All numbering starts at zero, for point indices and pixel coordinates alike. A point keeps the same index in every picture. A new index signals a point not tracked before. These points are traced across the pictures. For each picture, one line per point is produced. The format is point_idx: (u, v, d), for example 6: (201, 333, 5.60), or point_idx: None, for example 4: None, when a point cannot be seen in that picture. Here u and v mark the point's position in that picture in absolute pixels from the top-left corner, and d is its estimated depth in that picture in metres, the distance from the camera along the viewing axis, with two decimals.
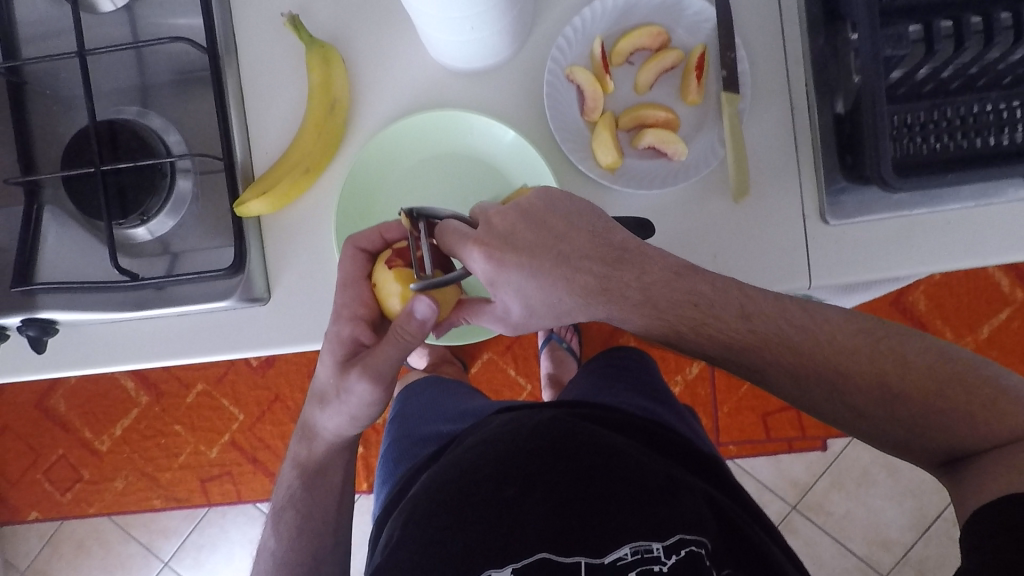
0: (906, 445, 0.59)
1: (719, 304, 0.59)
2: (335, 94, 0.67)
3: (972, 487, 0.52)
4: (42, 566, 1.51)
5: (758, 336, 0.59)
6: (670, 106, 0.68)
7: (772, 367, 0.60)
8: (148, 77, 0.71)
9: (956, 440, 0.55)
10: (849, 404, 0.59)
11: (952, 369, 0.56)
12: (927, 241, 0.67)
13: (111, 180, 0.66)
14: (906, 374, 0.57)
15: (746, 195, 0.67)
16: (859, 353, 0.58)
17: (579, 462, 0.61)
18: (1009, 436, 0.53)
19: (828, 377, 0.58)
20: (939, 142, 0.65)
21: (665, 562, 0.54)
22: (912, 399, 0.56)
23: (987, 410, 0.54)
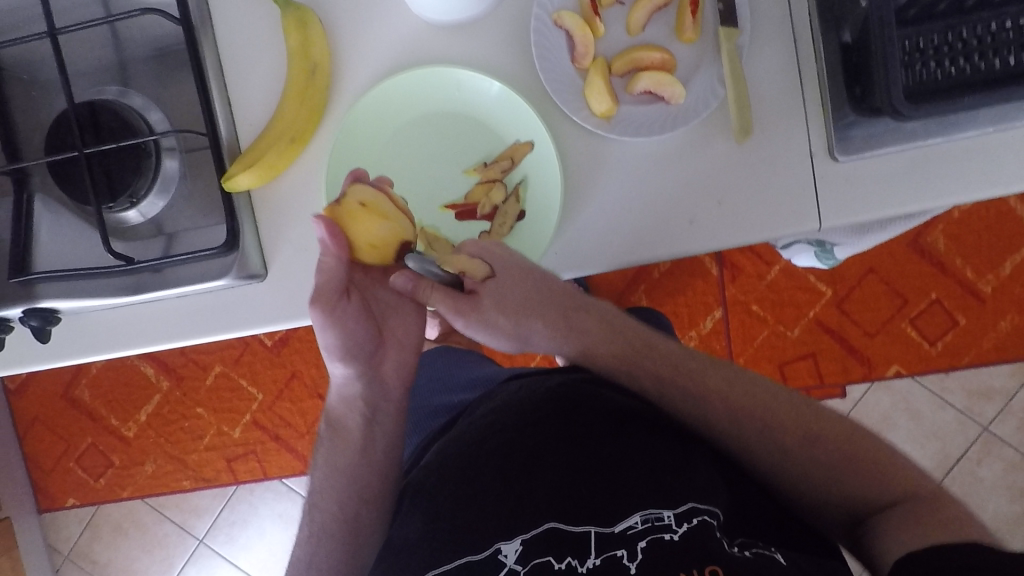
0: (816, 508, 0.59)
1: (660, 354, 0.65)
2: (316, 58, 0.65)
3: (887, 536, 0.53)
4: (84, 548, 1.56)
5: (695, 379, 0.63)
6: (665, 46, 0.64)
7: (711, 400, 0.62)
8: (125, 54, 0.69)
9: (861, 499, 0.57)
10: (777, 447, 0.60)
11: (866, 437, 0.60)
12: (944, 172, 0.63)
13: (97, 163, 0.65)
14: (823, 428, 0.60)
15: (750, 135, 0.64)
16: (784, 405, 0.62)
17: (588, 433, 0.61)
18: (905, 497, 0.56)
19: (755, 419, 0.61)
20: (954, 65, 0.61)
21: (676, 530, 0.52)
22: (832, 450, 0.59)
23: (889, 472, 0.57)
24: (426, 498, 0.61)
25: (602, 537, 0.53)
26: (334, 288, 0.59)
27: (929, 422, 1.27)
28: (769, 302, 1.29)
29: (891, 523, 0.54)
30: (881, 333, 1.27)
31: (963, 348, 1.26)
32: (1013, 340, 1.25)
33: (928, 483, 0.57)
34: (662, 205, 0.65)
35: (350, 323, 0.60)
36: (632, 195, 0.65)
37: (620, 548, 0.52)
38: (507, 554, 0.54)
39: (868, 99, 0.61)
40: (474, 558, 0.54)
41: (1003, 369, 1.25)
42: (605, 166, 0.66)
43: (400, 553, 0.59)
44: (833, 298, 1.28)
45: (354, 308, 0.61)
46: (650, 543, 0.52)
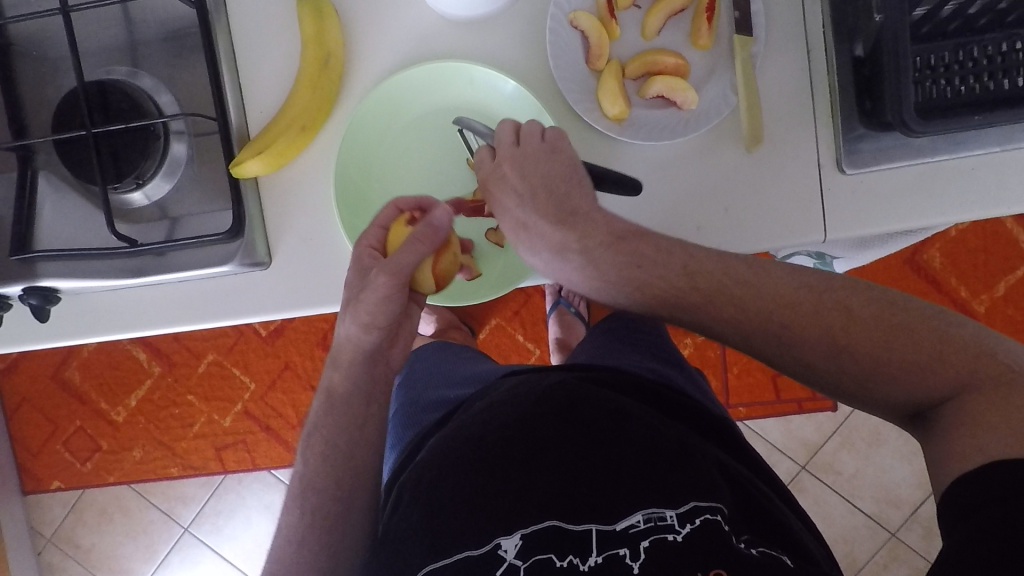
0: (869, 401, 0.55)
1: (663, 265, 0.58)
2: (329, 47, 0.65)
3: (939, 447, 0.49)
4: (67, 532, 1.55)
5: (703, 294, 0.57)
6: (679, 51, 0.65)
7: (721, 323, 0.57)
8: (136, 35, 0.69)
9: (915, 394, 0.52)
10: (800, 359, 0.55)
11: (901, 319, 0.52)
12: (949, 189, 0.64)
13: (104, 143, 0.65)
14: (855, 330, 0.53)
15: (760, 143, 0.64)
16: (802, 304, 0.55)
17: (588, 427, 0.61)
18: (953, 390, 0.50)
19: (771, 329, 0.55)
20: (963, 83, 0.62)
21: (679, 531, 0.52)
22: (866, 351, 0.53)
23: (940, 361, 0.50)
24: (424, 490, 0.60)
25: (603, 536, 0.54)
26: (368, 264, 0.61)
27: None
28: None
29: (948, 424, 0.48)
30: None
31: None
32: None
33: (983, 350, 0.50)
34: (669, 210, 0.65)
35: (397, 305, 0.60)
36: (640, 198, 0.65)
37: (622, 547, 0.53)
38: (506, 549, 0.54)
39: (878, 113, 0.62)
40: (474, 553, 0.54)
41: None
42: (615, 168, 0.66)
43: (399, 546, 0.58)
44: None
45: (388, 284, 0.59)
46: (652, 542, 0.52)
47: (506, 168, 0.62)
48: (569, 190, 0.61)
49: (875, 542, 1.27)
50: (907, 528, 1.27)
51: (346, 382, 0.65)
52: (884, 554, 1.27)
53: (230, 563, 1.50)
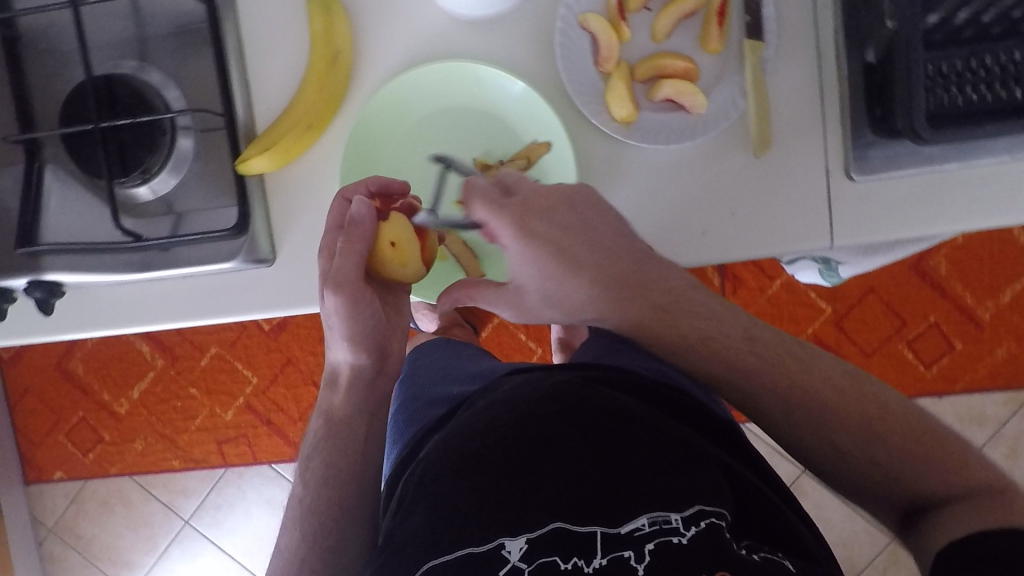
0: (874, 492, 0.58)
1: (723, 326, 0.61)
2: (337, 45, 0.64)
3: (935, 531, 0.52)
4: (68, 523, 1.56)
5: (761, 358, 0.60)
6: (689, 55, 0.64)
7: (766, 392, 0.59)
8: (144, 29, 0.69)
9: (924, 494, 0.55)
10: (834, 445, 0.58)
11: (921, 418, 0.57)
12: (958, 198, 0.63)
13: (111, 137, 0.65)
14: (888, 424, 0.57)
15: (768, 148, 0.64)
16: (845, 391, 0.58)
17: (593, 427, 0.60)
18: (964, 488, 0.54)
19: (817, 408, 0.58)
20: (976, 92, 0.61)
21: (685, 533, 0.51)
22: (894, 446, 0.56)
23: (955, 463, 0.55)
24: (428, 488, 0.60)
25: (608, 538, 0.52)
26: (353, 277, 0.59)
27: None
28: (770, 316, 1.29)
29: (968, 514, 0.51)
30: (876, 352, 1.28)
31: (958, 373, 1.26)
32: (1009, 368, 1.25)
33: (984, 465, 0.55)
34: (675, 213, 0.65)
35: (370, 316, 0.61)
36: (645, 200, 0.65)
37: (627, 550, 0.51)
38: (509, 550, 0.53)
39: (888, 120, 0.61)
40: (475, 552, 0.53)
41: (998, 396, 1.26)
42: (621, 171, 0.65)
43: (399, 544, 0.57)
44: (833, 315, 1.29)
45: (370, 307, 0.61)
46: (658, 545, 0.51)
47: (535, 212, 0.58)
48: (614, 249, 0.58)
49: (875, 548, 1.27)
50: None
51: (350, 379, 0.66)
52: (884, 560, 1.26)
53: (230, 556, 1.51)
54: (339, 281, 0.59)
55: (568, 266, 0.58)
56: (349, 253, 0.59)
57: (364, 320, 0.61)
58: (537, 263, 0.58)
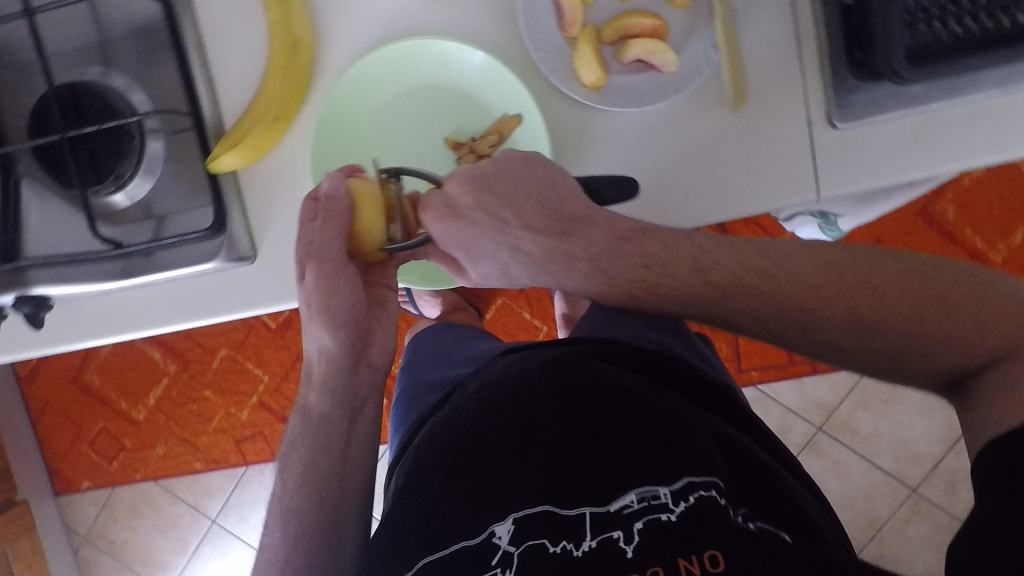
0: (901, 378, 0.55)
1: (675, 259, 0.59)
2: (296, 34, 0.64)
3: (973, 416, 0.49)
4: (100, 529, 1.60)
5: (717, 288, 0.58)
6: (657, 12, 0.62)
7: (740, 314, 0.58)
8: (104, 34, 0.68)
9: (949, 364, 0.52)
10: (831, 347, 0.56)
11: (924, 283, 0.53)
12: (949, 136, 0.61)
13: (81, 146, 0.65)
14: (883, 302, 0.53)
15: (745, 102, 0.62)
16: (822, 288, 0.55)
17: (580, 404, 0.60)
18: (991, 351, 0.49)
19: (796, 318, 0.56)
20: (960, 25, 0.58)
21: (673, 510, 0.50)
22: (895, 334, 0.53)
23: (976, 321, 0.50)
24: (426, 472, 0.60)
25: (597, 519, 0.52)
26: (337, 251, 0.60)
27: None
28: None
29: (993, 390, 0.48)
30: None
31: None
32: None
33: (1013, 310, 0.50)
34: (655, 176, 0.63)
35: (348, 293, 0.62)
36: (624, 166, 0.64)
37: (615, 530, 0.51)
38: (500, 536, 0.53)
39: (868, 63, 0.59)
40: (468, 543, 0.53)
41: None
42: (597, 138, 0.64)
43: (399, 519, 0.58)
44: None
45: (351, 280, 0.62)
46: (646, 524, 0.50)
47: (461, 202, 0.62)
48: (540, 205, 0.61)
49: (897, 500, 1.25)
50: (928, 483, 1.25)
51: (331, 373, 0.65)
52: (906, 511, 1.25)
53: (256, 551, 1.53)
54: (320, 254, 0.60)
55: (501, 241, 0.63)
56: (329, 229, 0.59)
57: (338, 292, 0.61)
58: (466, 246, 0.63)
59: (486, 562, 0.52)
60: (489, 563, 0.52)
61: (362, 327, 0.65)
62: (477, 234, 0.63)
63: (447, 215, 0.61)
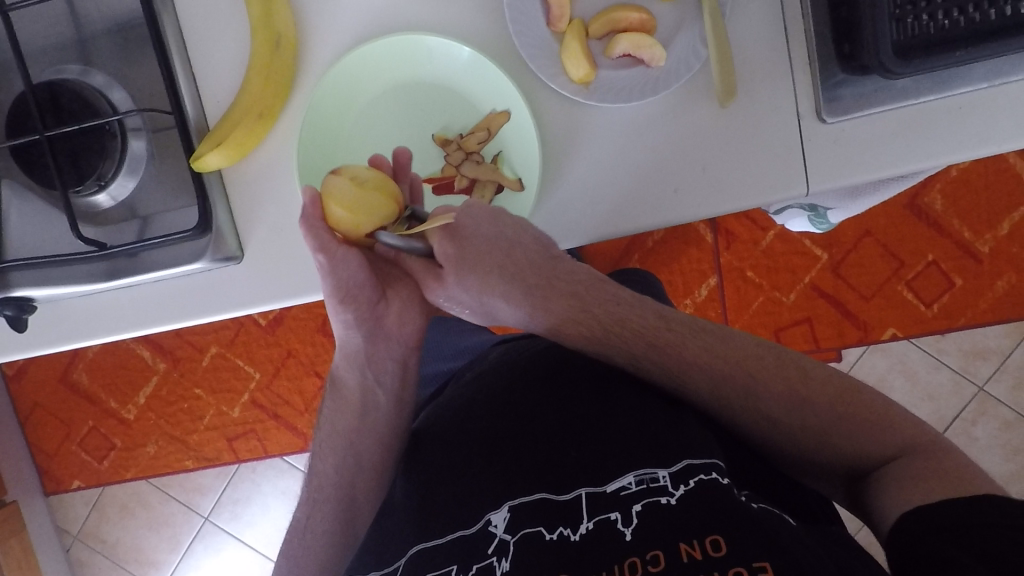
0: (816, 463, 0.56)
1: (637, 307, 0.62)
2: (279, 29, 0.62)
3: (883, 501, 0.50)
4: (92, 529, 1.58)
5: (675, 334, 0.60)
6: (644, 6, 0.62)
7: (693, 368, 0.58)
8: (84, 30, 0.66)
9: (856, 458, 0.53)
10: (766, 416, 0.56)
11: (846, 384, 0.56)
12: (937, 130, 0.61)
13: (61, 146, 0.63)
14: (815, 389, 0.56)
15: (734, 96, 0.61)
16: (765, 360, 0.58)
17: (576, 391, 0.61)
18: (896, 451, 0.52)
19: (740, 381, 0.57)
20: (948, 18, 0.57)
21: (672, 492, 0.49)
22: (818, 413, 0.55)
23: (887, 423, 0.53)
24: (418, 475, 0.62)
25: (594, 499, 0.51)
26: (332, 239, 0.58)
27: (926, 384, 1.26)
28: (763, 267, 1.27)
29: (892, 484, 0.50)
30: (876, 295, 1.26)
31: (960, 309, 1.25)
32: (1010, 300, 1.23)
33: (916, 427, 0.53)
34: (645, 171, 0.63)
35: (352, 271, 0.61)
36: (614, 161, 0.63)
37: (613, 512, 0.50)
38: (496, 525, 0.53)
39: (857, 57, 0.59)
40: (465, 534, 0.54)
41: (1000, 329, 1.24)
42: (586, 134, 0.63)
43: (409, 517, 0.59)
44: (828, 262, 1.27)
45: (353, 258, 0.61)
46: (645, 506, 0.49)
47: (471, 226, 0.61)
48: (518, 254, 0.61)
49: None
50: None
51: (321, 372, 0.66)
52: None
53: (250, 548, 1.53)
54: (322, 248, 0.58)
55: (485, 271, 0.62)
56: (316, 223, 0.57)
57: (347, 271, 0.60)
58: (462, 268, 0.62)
59: (482, 552, 0.52)
60: (485, 553, 0.52)
61: (371, 296, 0.64)
62: (468, 262, 0.62)
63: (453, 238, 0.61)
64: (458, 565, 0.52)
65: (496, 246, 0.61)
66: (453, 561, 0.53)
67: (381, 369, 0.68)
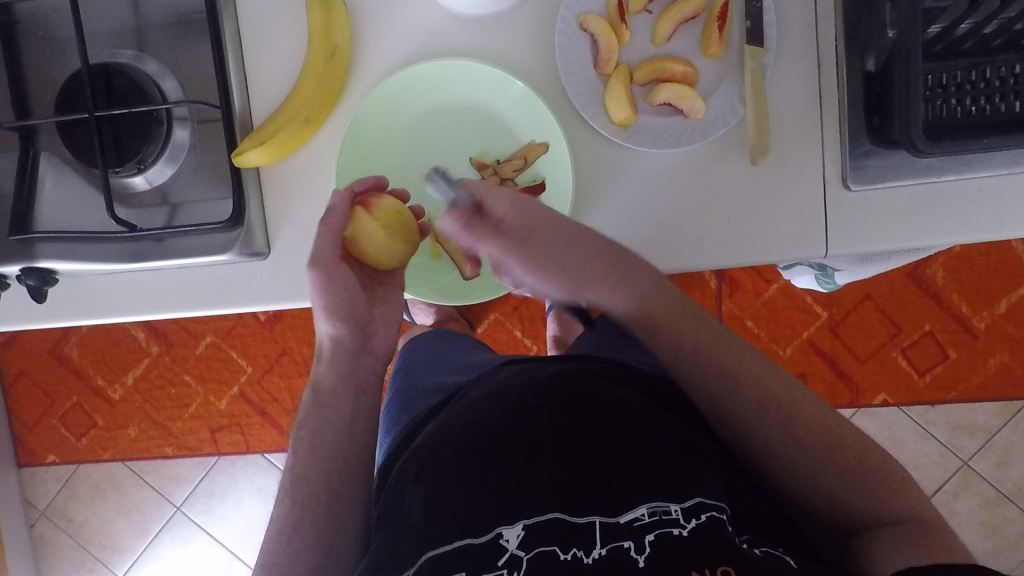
0: (817, 515, 0.58)
1: (698, 326, 0.60)
2: (336, 39, 0.64)
3: (881, 556, 0.53)
4: (60, 506, 1.55)
5: (727, 361, 0.59)
6: (688, 59, 0.64)
7: (734, 399, 0.58)
8: (143, 18, 0.68)
9: (859, 517, 0.56)
10: (792, 460, 0.57)
11: (872, 446, 0.58)
12: (954, 210, 0.63)
13: (107, 126, 0.64)
14: (843, 444, 0.57)
15: (766, 154, 0.64)
16: (807, 402, 0.58)
17: (592, 418, 0.59)
18: (898, 517, 0.55)
19: (779, 417, 0.57)
20: (975, 105, 0.60)
21: (684, 526, 0.51)
22: (841, 470, 0.56)
23: (896, 492, 0.56)
24: (428, 472, 0.59)
25: (608, 528, 0.52)
26: (327, 254, 0.61)
27: (912, 453, 1.27)
28: (765, 319, 1.29)
29: (894, 545, 0.53)
30: (872, 359, 1.28)
31: (951, 382, 1.27)
32: (1002, 377, 1.26)
33: (924, 501, 0.56)
34: (671, 216, 0.65)
35: (345, 289, 0.63)
36: (642, 204, 0.65)
37: (627, 540, 0.51)
38: (507, 539, 0.52)
39: (886, 129, 0.61)
40: (475, 542, 0.52)
41: (989, 406, 1.26)
42: (619, 173, 0.65)
43: (398, 527, 0.58)
44: (828, 321, 1.29)
45: (346, 277, 0.63)
46: (657, 536, 0.50)
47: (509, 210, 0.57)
48: (566, 237, 0.56)
49: None
50: None
51: (327, 380, 0.66)
52: None
53: (218, 544, 1.51)
54: (314, 259, 0.61)
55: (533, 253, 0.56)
56: (326, 233, 0.61)
57: (335, 292, 0.62)
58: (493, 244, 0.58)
59: (493, 563, 0.51)
60: (497, 564, 0.51)
61: (359, 315, 0.65)
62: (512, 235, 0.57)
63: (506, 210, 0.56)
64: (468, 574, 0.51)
65: (543, 220, 0.56)
66: (461, 568, 0.51)
67: (381, 370, 0.69)
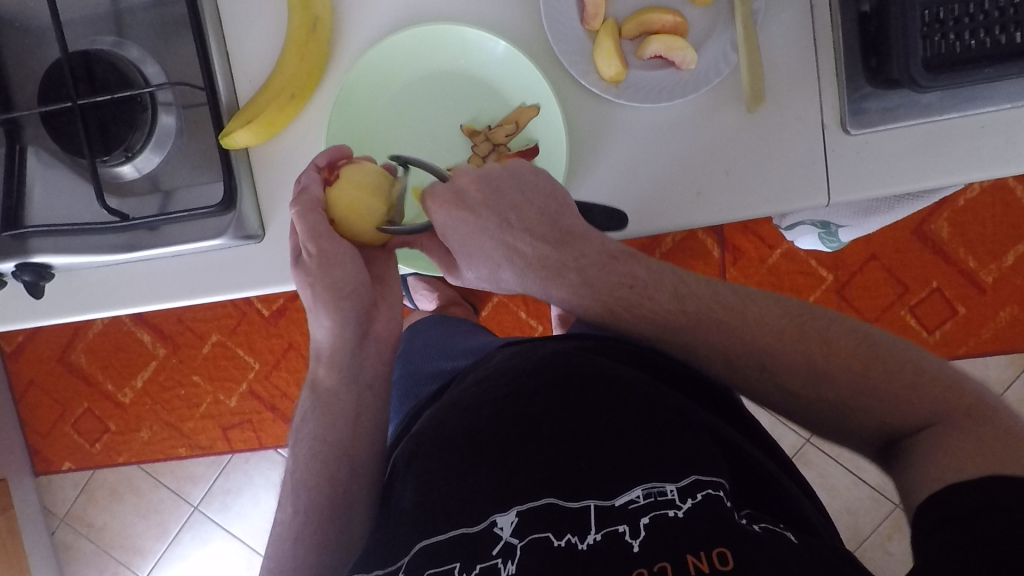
0: (848, 428, 0.56)
1: (652, 286, 0.61)
2: (315, 12, 0.63)
3: (916, 471, 0.50)
4: (79, 512, 1.56)
5: (690, 317, 0.60)
6: (677, 9, 0.63)
7: (703, 346, 0.60)
8: (121, 3, 0.67)
9: (886, 421, 0.54)
10: (783, 390, 0.58)
11: (876, 347, 0.55)
12: (958, 149, 0.62)
13: (91, 115, 0.63)
14: (839, 359, 0.55)
15: (762, 102, 0.62)
16: (785, 332, 0.57)
17: (585, 398, 0.58)
18: (927, 419, 0.52)
19: (755, 356, 0.58)
20: (975, 38, 0.58)
21: (680, 507, 0.49)
22: (842, 382, 0.55)
23: (916, 391, 0.52)
24: (421, 465, 0.60)
25: (602, 511, 0.51)
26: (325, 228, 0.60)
27: None
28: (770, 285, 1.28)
29: (922, 453, 0.50)
30: (880, 319, 1.26)
31: (961, 338, 1.25)
32: (1012, 331, 1.24)
33: (952, 386, 0.52)
34: (668, 173, 0.64)
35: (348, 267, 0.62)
36: (638, 161, 0.64)
37: (621, 524, 0.50)
38: (502, 527, 0.52)
39: (884, 70, 0.60)
40: (469, 531, 0.52)
41: (1000, 360, 1.25)
42: (613, 133, 0.64)
43: (393, 519, 0.59)
44: (834, 283, 1.27)
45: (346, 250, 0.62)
46: (652, 519, 0.49)
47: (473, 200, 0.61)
48: (523, 227, 0.62)
49: (879, 513, 1.23)
50: None
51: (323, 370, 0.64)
52: (889, 524, 1.23)
53: (237, 540, 1.52)
54: (316, 236, 0.60)
55: (487, 246, 0.62)
56: (310, 212, 0.60)
57: (340, 264, 0.61)
58: (465, 241, 0.62)
59: (488, 553, 0.51)
60: (491, 555, 0.51)
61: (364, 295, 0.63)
62: (478, 234, 0.62)
63: (457, 203, 0.61)
64: (461, 564, 0.51)
65: (508, 209, 0.62)
66: (456, 560, 0.51)
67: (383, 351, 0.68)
